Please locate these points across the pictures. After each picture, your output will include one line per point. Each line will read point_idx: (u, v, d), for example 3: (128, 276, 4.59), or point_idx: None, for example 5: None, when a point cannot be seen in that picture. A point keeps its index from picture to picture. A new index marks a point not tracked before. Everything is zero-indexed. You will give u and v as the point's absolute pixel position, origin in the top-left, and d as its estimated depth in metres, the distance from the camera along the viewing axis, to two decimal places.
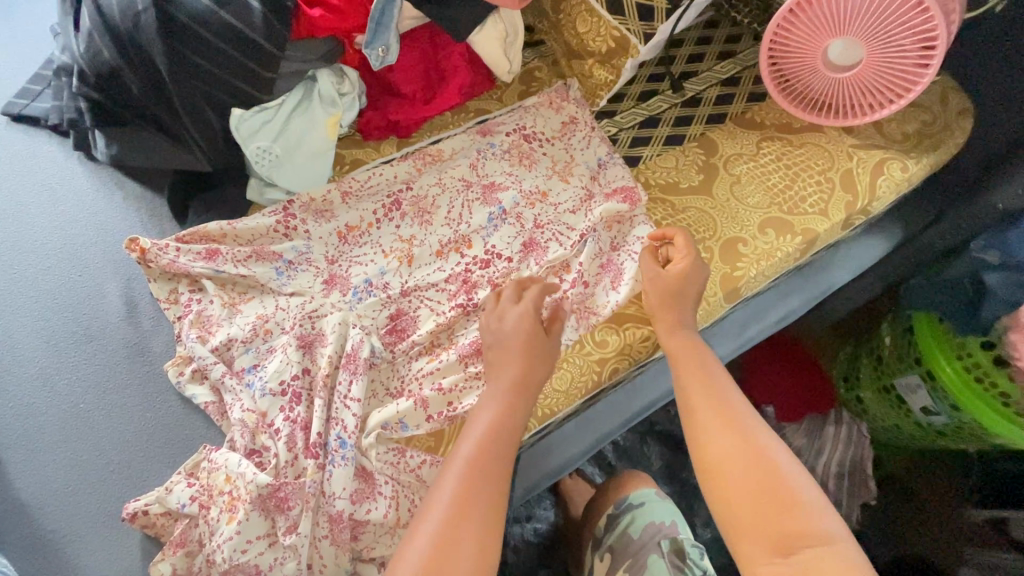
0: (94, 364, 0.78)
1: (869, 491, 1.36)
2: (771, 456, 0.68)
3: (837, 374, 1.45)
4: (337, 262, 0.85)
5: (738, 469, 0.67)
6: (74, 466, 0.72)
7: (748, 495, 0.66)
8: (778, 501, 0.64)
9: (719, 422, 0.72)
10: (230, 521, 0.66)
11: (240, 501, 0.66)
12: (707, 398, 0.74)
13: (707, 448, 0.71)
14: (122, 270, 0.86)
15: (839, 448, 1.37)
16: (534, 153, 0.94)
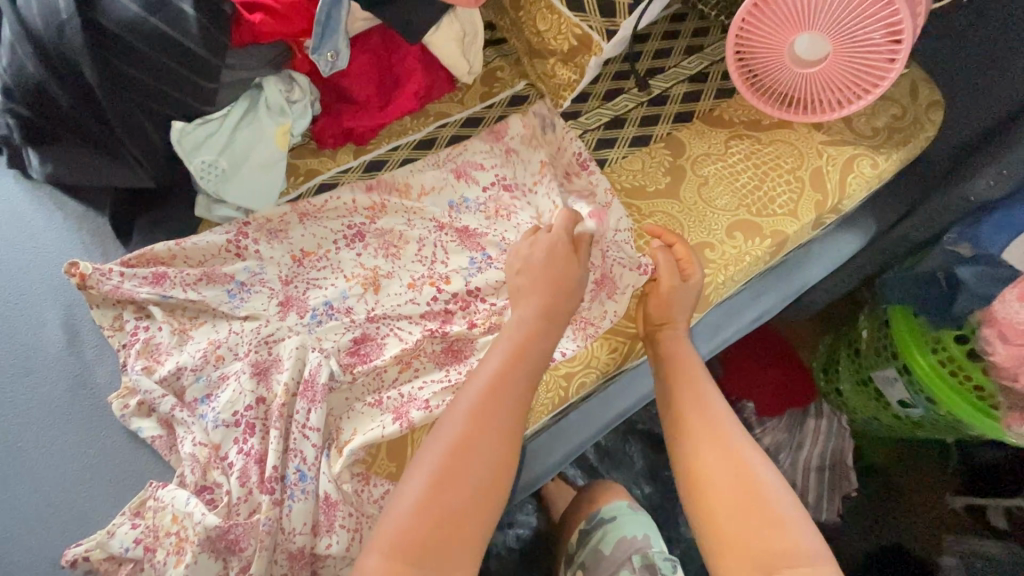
0: (33, 399, 0.74)
1: (850, 484, 1.35)
2: (752, 471, 0.66)
3: (817, 365, 1.45)
4: (292, 283, 0.80)
5: (721, 475, 0.66)
6: (15, 510, 0.69)
7: (730, 514, 0.64)
8: (758, 520, 0.62)
9: (705, 430, 0.70)
10: (177, 564, 0.63)
11: (187, 543, 0.63)
12: (689, 409, 0.72)
13: (691, 451, 0.70)
14: (63, 298, 0.81)
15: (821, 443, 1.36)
16: (513, 206, 0.87)
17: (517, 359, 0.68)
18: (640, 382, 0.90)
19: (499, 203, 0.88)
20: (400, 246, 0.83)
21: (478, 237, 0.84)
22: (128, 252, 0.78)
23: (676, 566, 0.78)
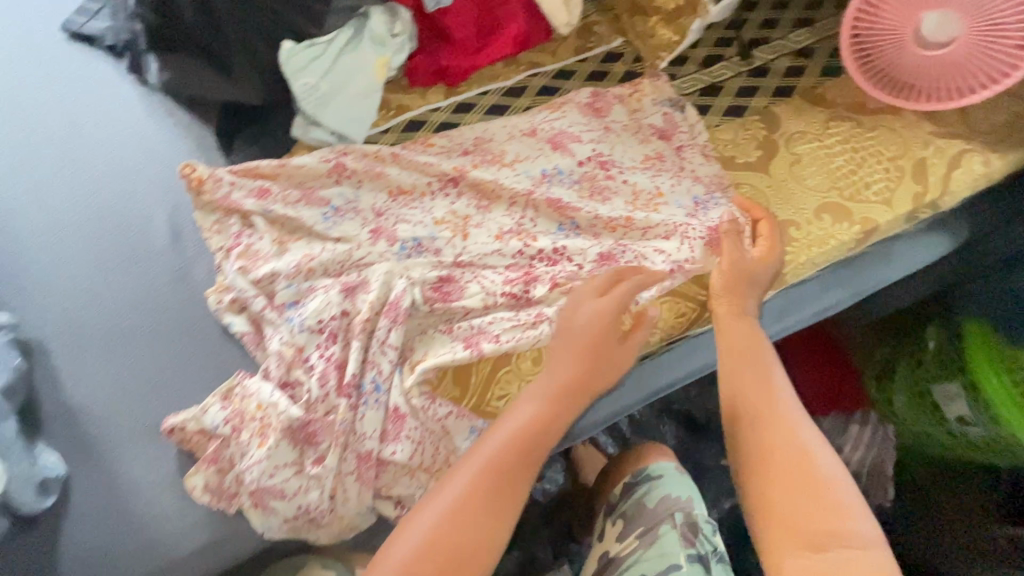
0: (139, 284, 0.81)
1: (887, 495, 1.33)
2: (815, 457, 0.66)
3: (869, 371, 1.39)
4: (385, 215, 0.84)
5: (777, 453, 0.66)
6: (120, 379, 0.75)
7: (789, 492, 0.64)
8: (817, 502, 0.62)
9: (761, 415, 0.70)
10: (260, 446, 0.69)
11: (270, 429, 0.69)
12: (753, 407, 0.71)
13: (748, 433, 0.69)
14: (171, 197, 0.87)
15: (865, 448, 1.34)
16: (608, 187, 0.85)
17: (550, 412, 0.68)
18: (697, 353, 0.89)
19: (593, 183, 0.86)
20: (492, 200, 0.85)
21: (570, 208, 0.83)
22: (237, 163, 0.85)
23: (711, 530, 0.82)
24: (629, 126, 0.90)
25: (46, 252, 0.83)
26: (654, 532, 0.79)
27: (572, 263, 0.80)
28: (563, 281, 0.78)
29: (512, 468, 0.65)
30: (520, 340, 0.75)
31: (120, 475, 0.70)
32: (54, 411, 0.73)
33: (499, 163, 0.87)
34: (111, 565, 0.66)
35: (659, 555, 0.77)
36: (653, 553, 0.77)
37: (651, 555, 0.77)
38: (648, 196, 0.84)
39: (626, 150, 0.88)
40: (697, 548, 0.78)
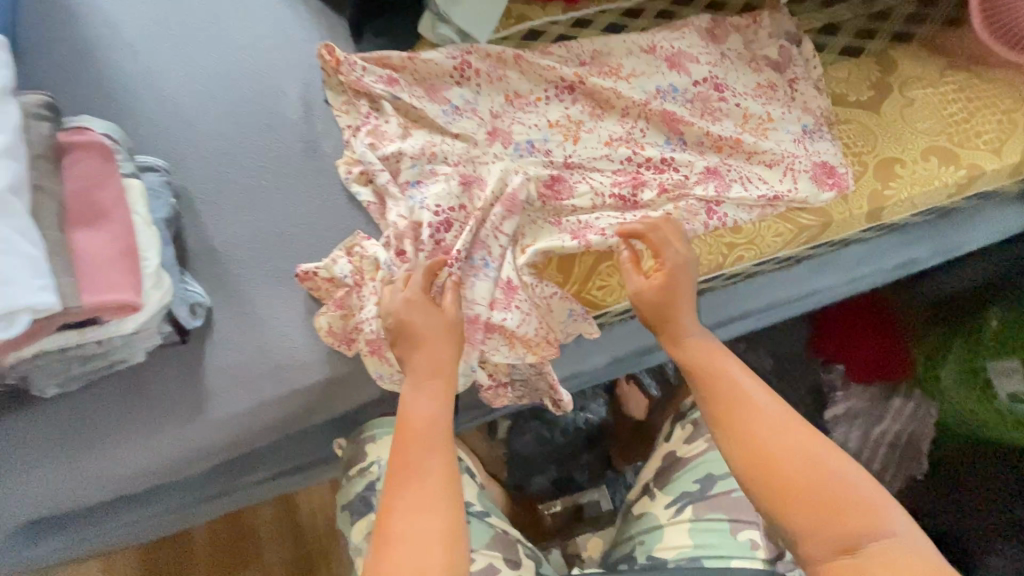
0: (273, 150, 0.87)
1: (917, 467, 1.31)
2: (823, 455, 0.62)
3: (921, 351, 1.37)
4: (500, 117, 0.88)
5: (786, 447, 0.62)
6: (255, 231, 0.82)
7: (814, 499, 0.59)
8: (843, 506, 0.58)
9: (761, 407, 0.65)
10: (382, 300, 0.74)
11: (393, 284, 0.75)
12: (740, 402, 0.66)
13: (741, 424, 0.64)
14: (303, 76, 0.92)
15: (901, 419, 1.36)
16: (720, 107, 0.88)
17: (435, 377, 0.69)
18: (766, 292, 0.99)
19: (705, 103, 0.89)
20: (606, 109, 0.89)
21: (683, 123, 0.86)
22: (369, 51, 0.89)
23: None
24: (743, 56, 0.92)
25: (184, 112, 0.88)
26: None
27: (679, 174, 0.83)
28: (671, 188, 0.82)
29: (433, 463, 0.63)
30: (626, 238, 0.79)
31: (257, 312, 0.77)
32: (196, 250, 0.80)
33: (615, 75, 0.90)
34: (247, 386, 0.75)
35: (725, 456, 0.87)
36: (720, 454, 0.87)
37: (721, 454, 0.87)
38: (757, 122, 0.87)
39: (739, 78, 0.90)
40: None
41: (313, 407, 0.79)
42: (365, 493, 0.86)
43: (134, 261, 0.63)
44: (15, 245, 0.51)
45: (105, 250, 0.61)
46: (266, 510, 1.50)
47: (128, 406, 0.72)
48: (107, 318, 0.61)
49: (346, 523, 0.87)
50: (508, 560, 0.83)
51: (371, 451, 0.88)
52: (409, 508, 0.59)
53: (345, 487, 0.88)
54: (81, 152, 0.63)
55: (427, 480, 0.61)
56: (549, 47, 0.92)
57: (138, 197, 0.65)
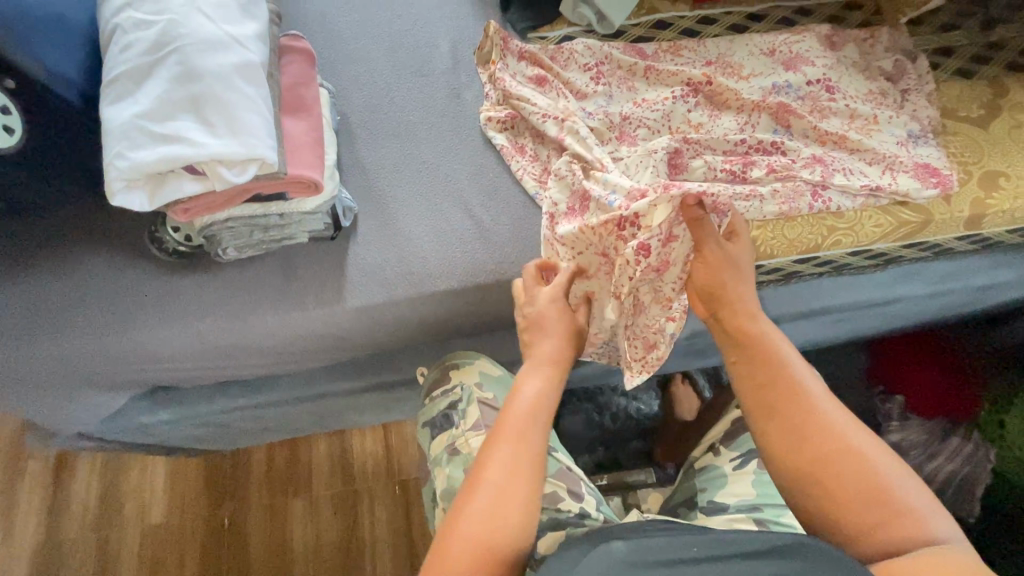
0: (423, 92, 0.98)
1: (972, 510, 1.19)
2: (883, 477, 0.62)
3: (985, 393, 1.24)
4: (629, 120, 0.92)
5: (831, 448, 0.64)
6: (400, 158, 0.93)
7: (841, 480, 0.62)
8: (865, 492, 0.61)
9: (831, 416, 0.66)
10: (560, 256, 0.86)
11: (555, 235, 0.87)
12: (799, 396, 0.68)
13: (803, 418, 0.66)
14: (454, 34, 1.04)
15: (957, 461, 1.20)
16: (830, 107, 0.93)
17: (532, 408, 0.70)
18: (849, 292, 1.04)
19: (816, 101, 0.94)
20: (722, 108, 0.95)
21: (793, 115, 0.92)
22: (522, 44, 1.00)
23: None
24: (858, 65, 0.98)
25: (351, 52, 1.00)
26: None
27: (789, 156, 0.88)
28: (777, 166, 0.87)
29: (535, 442, 0.68)
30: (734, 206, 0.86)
31: (397, 223, 0.88)
32: (350, 164, 0.91)
33: (737, 75, 0.97)
34: (385, 285, 0.84)
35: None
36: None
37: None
38: (863, 122, 0.92)
39: (851, 83, 0.96)
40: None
41: (428, 315, 0.88)
42: (447, 411, 0.87)
43: (322, 150, 0.73)
44: (258, 108, 0.61)
45: (306, 135, 0.72)
46: (322, 445, 1.48)
47: (284, 281, 0.84)
48: (293, 194, 0.72)
49: (425, 437, 0.88)
50: (571, 492, 0.88)
51: (453, 376, 0.90)
52: (492, 473, 0.64)
53: (426, 405, 0.89)
54: (296, 55, 0.75)
55: (507, 470, 0.65)
56: (680, 50, 1.01)
57: (328, 103, 0.76)
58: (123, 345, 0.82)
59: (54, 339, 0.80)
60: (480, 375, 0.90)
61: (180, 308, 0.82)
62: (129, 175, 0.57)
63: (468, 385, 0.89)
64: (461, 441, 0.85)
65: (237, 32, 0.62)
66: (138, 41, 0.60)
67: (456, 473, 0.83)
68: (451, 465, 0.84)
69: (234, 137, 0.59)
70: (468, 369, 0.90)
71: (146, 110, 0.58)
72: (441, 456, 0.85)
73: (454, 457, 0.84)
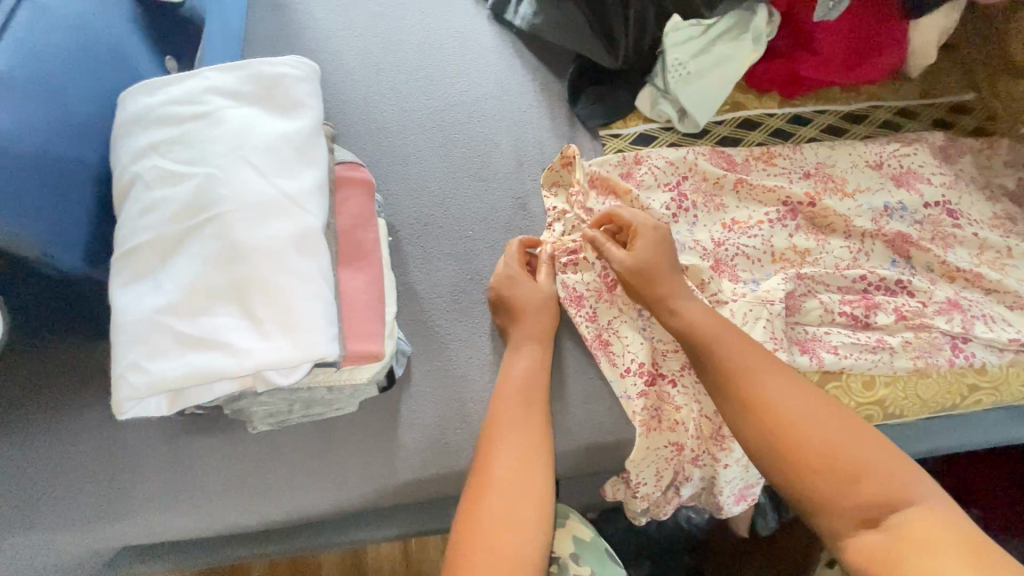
0: (483, 200, 0.85)
1: None
2: (851, 446, 0.55)
3: None
4: (722, 247, 0.79)
5: (794, 413, 0.58)
6: (458, 283, 0.79)
7: (821, 478, 0.54)
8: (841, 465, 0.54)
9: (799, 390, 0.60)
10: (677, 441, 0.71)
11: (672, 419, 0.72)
12: (751, 376, 0.62)
13: (760, 389, 0.60)
14: (517, 130, 0.91)
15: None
16: (954, 235, 0.80)
17: (524, 399, 0.67)
18: None
19: (936, 227, 0.82)
20: (827, 231, 0.81)
21: (914, 246, 0.78)
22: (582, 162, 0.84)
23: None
24: (975, 180, 0.87)
25: (399, 149, 0.87)
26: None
27: (918, 297, 0.75)
28: (907, 310, 0.74)
29: (535, 427, 0.65)
30: (860, 360, 0.72)
31: (459, 369, 0.73)
32: (399, 290, 0.77)
33: (840, 192, 0.84)
34: (445, 452, 0.70)
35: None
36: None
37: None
38: (994, 254, 0.79)
39: (972, 204, 0.84)
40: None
41: None
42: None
43: (384, 308, 0.59)
44: (320, 289, 0.47)
45: (367, 293, 0.58)
46: None
47: (319, 448, 0.68)
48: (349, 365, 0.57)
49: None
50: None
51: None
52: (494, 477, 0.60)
53: None
54: (352, 189, 0.61)
55: (503, 471, 0.60)
56: (773, 158, 0.88)
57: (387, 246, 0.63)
58: (121, 527, 0.65)
59: (20, 533, 0.63)
60: (573, 544, 0.75)
61: (195, 484, 0.67)
62: (147, 393, 0.42)
63: (563, 559, 0.74)
64: None
65: (293, 188, 0.48)
66: (165, 202, 0.46)
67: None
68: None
69: (287, 334, 0.45)
70: (560, 535, 0.76)
71: (173, 302, 0.44)
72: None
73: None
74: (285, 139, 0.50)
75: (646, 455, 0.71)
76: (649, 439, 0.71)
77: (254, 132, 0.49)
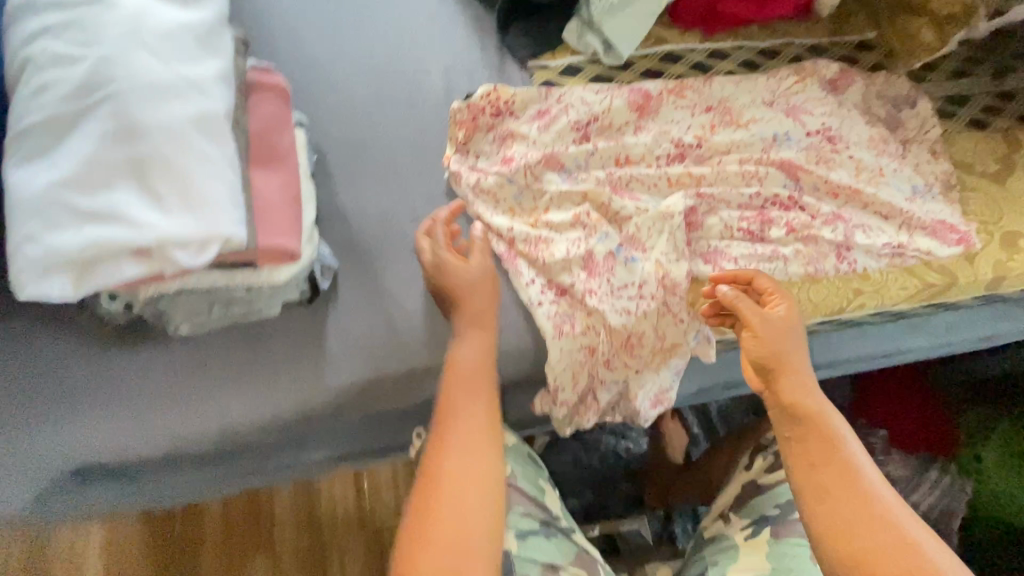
0: (413, 126, 0.86)
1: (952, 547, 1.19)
2: (856, 478, 0.66)
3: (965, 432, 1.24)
4: (616, 174, 0.85)
5: (851, 472, 0.67)
6: (386, 203, 0.80)
7: (847, 521, 0.65)
8: (888, 537, 0.62)
9: (819, 425, 0.70)
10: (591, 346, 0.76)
11: (589, 327, 0.76)
12: (795, 407, 0.71)
13: (801, 431, 0.70)
14: (446, 58, 0.91)
15: (935, 496, 1.21)
16: (834, 159, 0.88)
17: (479, 392, 0.70)
18: (855, 344, 1.01)
19: (819, 153, 0.89)
20: (732, 154, 0.88)
21: (801, 170, 0.85)
22: (478, 91, 0.87)
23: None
24: (860, 108, 0.93)
25: (327, 76, 0.87)
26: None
27: (808, 213, 0.82)
28: (798, 224, 0.81)
29: (485, 415, 0.69)
30: (757, 269, 0.79)
31: (386, 282, 0.76)
32: (327, 210, 0.79)
33: (734, 123, 0.90)
34: (371, 360, 0.72)
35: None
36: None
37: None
38: (869, 174, 0.88)
39: (852, 128, 0.91)
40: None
41: (421, 391, 0.75)
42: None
43: (300, 211, 0.61)
44: (223, 173, 0.49)
45: (282, 194, 0.60)
46: (287, 496, 1.35)
47: (246, 357, 0.70)
48: (266, 263, 0.59)
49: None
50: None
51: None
52: (453, 463, 0.66)
53: None
54: (265, 93, 0.62)
55: (456, 467, 0.66)
56: (684, 89, 0.92)
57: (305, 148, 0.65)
58: (52, 436, 0.67)
59: None
60: None
61: (122, 395, 0.68)
62: (48, 266, 0.44)
63: None
64: None
65: (194, 74, 0.49)
66: (58, 83, 0.46)
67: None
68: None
69: (191, 212, 0.47)
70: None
71: (67, 178, 0.44)
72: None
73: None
74: (185, 28, 0.50)
75: (562, 356, 0.76)
76: (565, 342, 0.76)
77: (153, 20, 0.49)
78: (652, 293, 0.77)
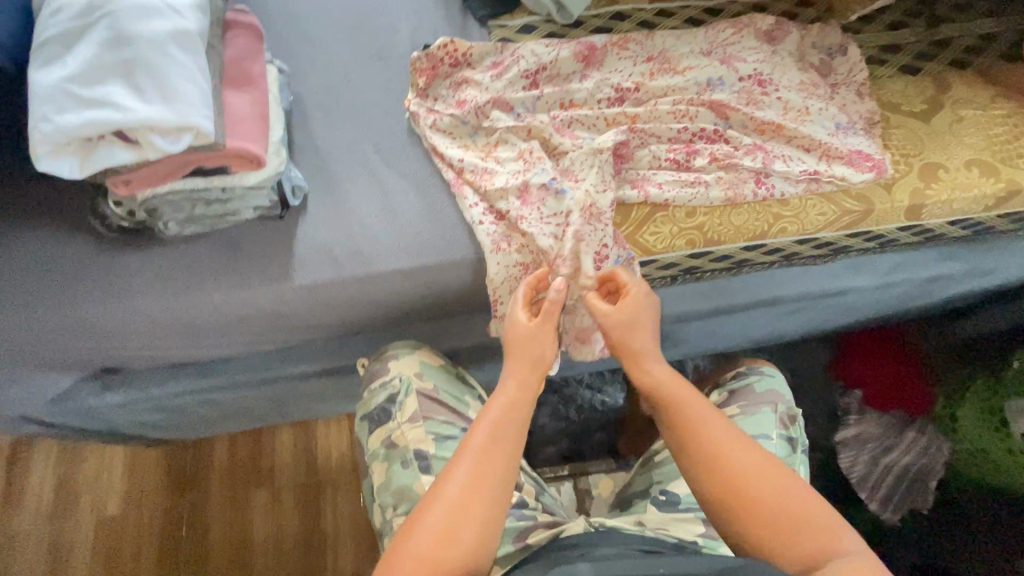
0: (381, 77, 0.98)
1: (925, 502, 1.14)
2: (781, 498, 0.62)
3: (942, 389, 1.18)
4: (560, 120, 0.91)
5: (768, 488, 0.63)
6: (353, 139, 0.92)
7: (763, 525, 0.61)
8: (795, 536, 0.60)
9: (734, 445, 0.66)
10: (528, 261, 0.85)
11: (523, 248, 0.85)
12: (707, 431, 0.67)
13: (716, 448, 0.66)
14: (413, 21, 1.03)
15: (914, 454, 1.16)
16: (764, 100, 0.93)
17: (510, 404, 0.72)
18: (799, 282, 1.06)
19: (750, 95, 0.94)
20: (669, 95, 0.94)
21: (729, 108, 0.91)
22: (440, 41, 0.96)
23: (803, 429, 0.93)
24: (794, 57, 1.00)
25: (310, 36, 1.00)
26: (757, 406, 0.91)
27: (733, 145, 0.89)
28: (722, 154, 0.89)
29: (503, 421, 0.70)
30: (681, 193, 0.87)
31: (349, 204, 0.87)
32: (302, 145, 0.91)
33: (672, 71, 0.97)
34: (333, 266, 0.84)
35: (748, 428, 0.89)
36: (752, 423, 0.89)
37: (750, 420, 0.90)
38: (796, 113, 0.93)
39: (785, 74, 0.97)
40: (789, 433, 0.90)
41: (378, 299, 0.87)
42: (385, 405, 0.87)
43: (267, 125, 0.75)
44: (193, 76, 0.62)
45: (250, 110, 0.73)
46: (286, 438, 1.38)
47: (225, 261, 0.83)
48: (237, 168, 0.74)
49: (364, 431, 0.88)
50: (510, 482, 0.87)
51: (392, 367, 0.89)
52: (462, 463, 0.66)
53: (364, 399, 0.89)
54: (239, 31, 0.77)
55: (465, 463, 0.66)
56: (628, 43, 0.99)
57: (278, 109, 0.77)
58: (64, 322, 0.81)
59: None
60: (419, 365, 0.90)
61: (124, 287, 0.81)
62: (55, 140, 0.57)
63: (406, 376, 0.88)
64: (398, 434, 0.85)
65: (175, 2, 0.64)
66: (69, 6, 0.60)
67: (395, 467, 0.83)
68: (388, 462, 0.84)
69: (166, 103, 0.60)
70: (407, 359, 0.90)
71: (74, 75, 0.58)
72: (380, 450, 0.85)
73: (391, 452, 0.84)
74: None
75: (497, 270, 0.85)
76: (501, 257, 0.85)
77: None
78: (581, 222, 0.84)
